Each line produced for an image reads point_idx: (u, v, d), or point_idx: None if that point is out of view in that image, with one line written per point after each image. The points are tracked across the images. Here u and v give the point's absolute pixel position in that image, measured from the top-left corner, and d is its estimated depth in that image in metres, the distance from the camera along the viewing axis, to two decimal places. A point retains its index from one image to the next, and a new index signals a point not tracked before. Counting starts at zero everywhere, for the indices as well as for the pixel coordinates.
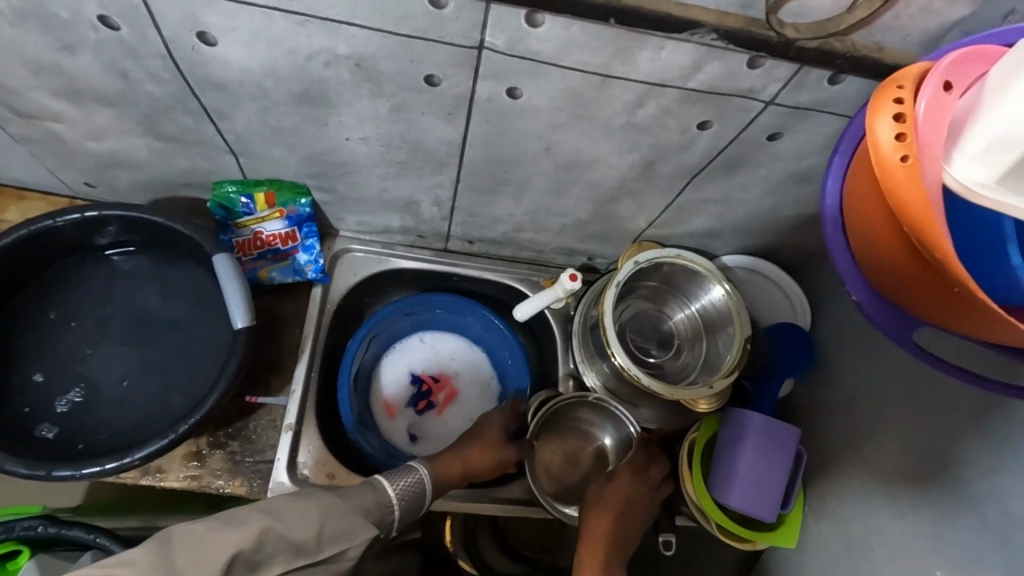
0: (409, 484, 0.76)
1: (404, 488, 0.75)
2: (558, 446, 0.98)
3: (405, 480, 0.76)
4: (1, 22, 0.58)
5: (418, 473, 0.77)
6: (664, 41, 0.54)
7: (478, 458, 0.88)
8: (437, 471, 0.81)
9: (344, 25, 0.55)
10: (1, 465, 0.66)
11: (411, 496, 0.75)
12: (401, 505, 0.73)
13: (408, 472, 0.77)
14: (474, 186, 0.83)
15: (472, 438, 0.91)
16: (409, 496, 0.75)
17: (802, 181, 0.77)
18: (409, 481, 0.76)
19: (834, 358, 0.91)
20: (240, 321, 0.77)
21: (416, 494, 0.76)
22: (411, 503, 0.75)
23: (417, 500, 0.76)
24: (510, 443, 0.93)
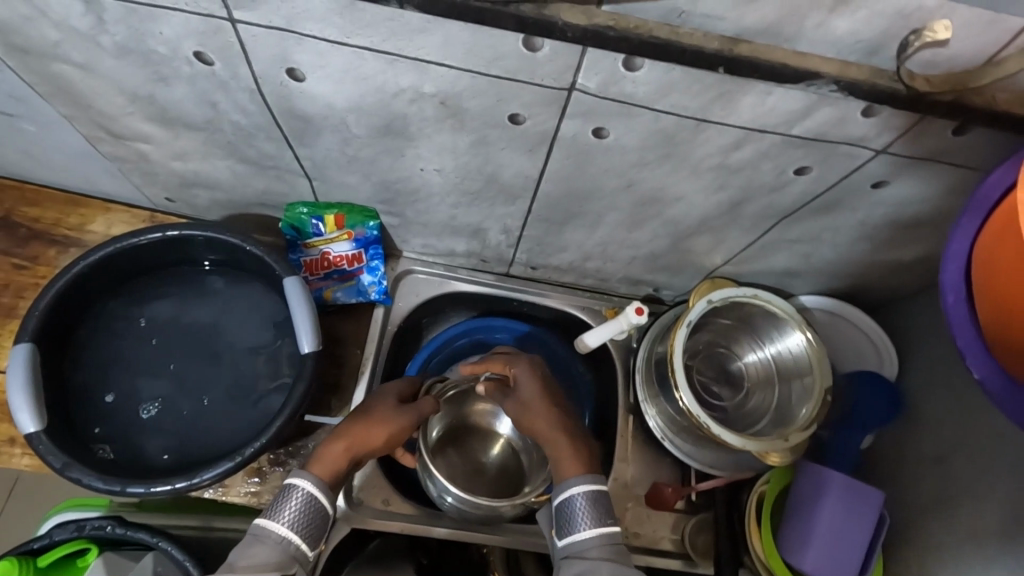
0: (299, 510, 0.61)
1: (298, 512, 0.61)
2: (451, 446, 0.92)
3: (290, 509, 0.61)
4: (104, 55, 0.60)
5: (302, 490, 0.62)
6: (771, 87, 0.50)
7: (374, 439, 0.70)
8: (327, 465, 0.66)
9: (434, 64, 0.53)
10: (79, 478, 0.68)
11: (308, 515, 0.61)
12: (302, 533, 0.60)
13: (291, 493, 0.61)
14: (544, 218, 0.80)
15: (363, 418, 0.71)
16: (306, 519, 0.61)
17: (902, 227, 0.72)
18: (299, 505, 0.61)
19: (921, 415, 0.84)
20: (307, 346, 0.77)
21: (317, 505, 0.62)
22: (312, 526, 0.61)
23: (319, 517, 0.62)
24: (406, 409, 0.74)
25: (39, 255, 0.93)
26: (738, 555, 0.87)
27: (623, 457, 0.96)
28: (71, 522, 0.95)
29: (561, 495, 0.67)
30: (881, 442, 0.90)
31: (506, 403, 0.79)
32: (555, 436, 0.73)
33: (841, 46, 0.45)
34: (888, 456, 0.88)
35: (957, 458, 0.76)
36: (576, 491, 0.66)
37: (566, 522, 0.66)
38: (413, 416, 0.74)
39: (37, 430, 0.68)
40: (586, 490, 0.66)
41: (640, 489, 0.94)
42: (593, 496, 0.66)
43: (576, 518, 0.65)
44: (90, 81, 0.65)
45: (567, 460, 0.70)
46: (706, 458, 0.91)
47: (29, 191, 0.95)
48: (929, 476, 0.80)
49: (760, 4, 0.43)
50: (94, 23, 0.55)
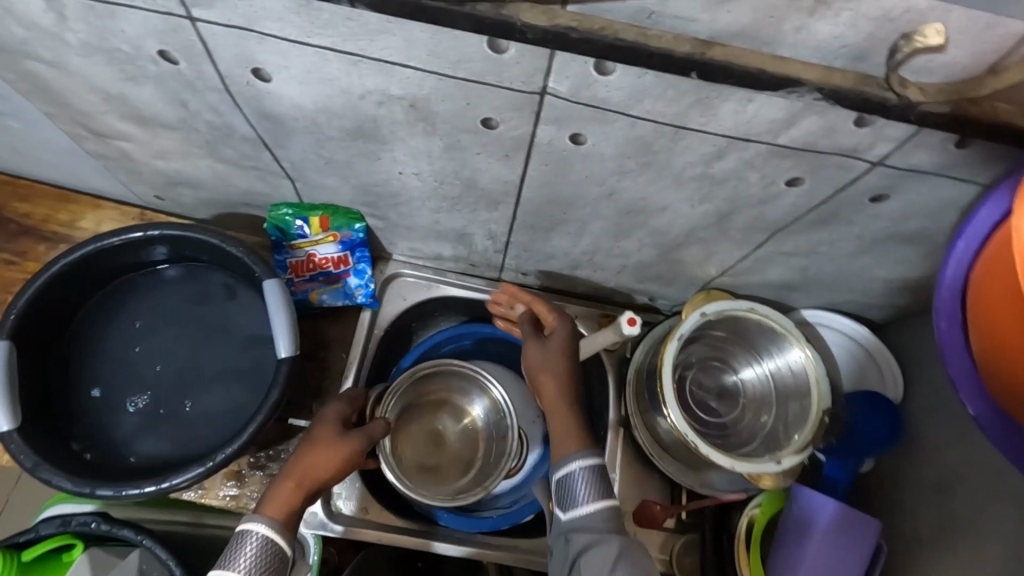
0: (257, 554, 0.60)
1: (256, 556, 0.60)
2: (414, 431, 0.89)
3: (246, 554, 0.60)
4: (72, 53, 0.59)
5: (256, 535, 0.60)
6: (752, 94, 0.47)
7: (326, 472, 0.68)
8: (280, 506, 0.64)
9: (398, 66, 0.51)
10: (49, 480, 0.67)
11: (265, 558, 0.60)
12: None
13: (246, 539, 0.60)
14: (529, 225, 0.78)
15: (306, 453, 0.69)
16: (264, 561, 0.60)
17: (906, 243, 0.67)
18: (255, 549, 0.60)
19: (924, 440, 0.79)
20: (283, 351, 0.75)
21: (276, 548, 0.61)
22: (271, 566, 0.60)
23: (277, 557, 0.61)
24: (350, 435, 0.72)
25: (29, 251, 0.93)
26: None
27: (612, 473, 0.93)
28: (58, 517, 0.94)
29: (561, 470, 0.67)
30: (882, 466, 0.85)
31: (531, 346, 0.79)
32: (566, 397, 0.74)
33: (825, 51, 0.42)
34: (888, 482, 0.83)
35: (959, 488, 0.71)
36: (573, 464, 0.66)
37: (567, 495, 0.66)
38: (363, 440, 0.72)
39: (8, 428, 0.68)
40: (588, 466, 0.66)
41: (627, 506, 0.91)
42: (594, 470, 0.66)
43: (576, 491, 0.65)
44: (63, 78, 0.65)
45: (563, 438, 0.70)
46: (696, 477, 0.88)
47: (22, 186, 0.95)
48: (931, 506, 0.75)
49: (734, 4, 0.39)
50: (56, 20, 0.54)
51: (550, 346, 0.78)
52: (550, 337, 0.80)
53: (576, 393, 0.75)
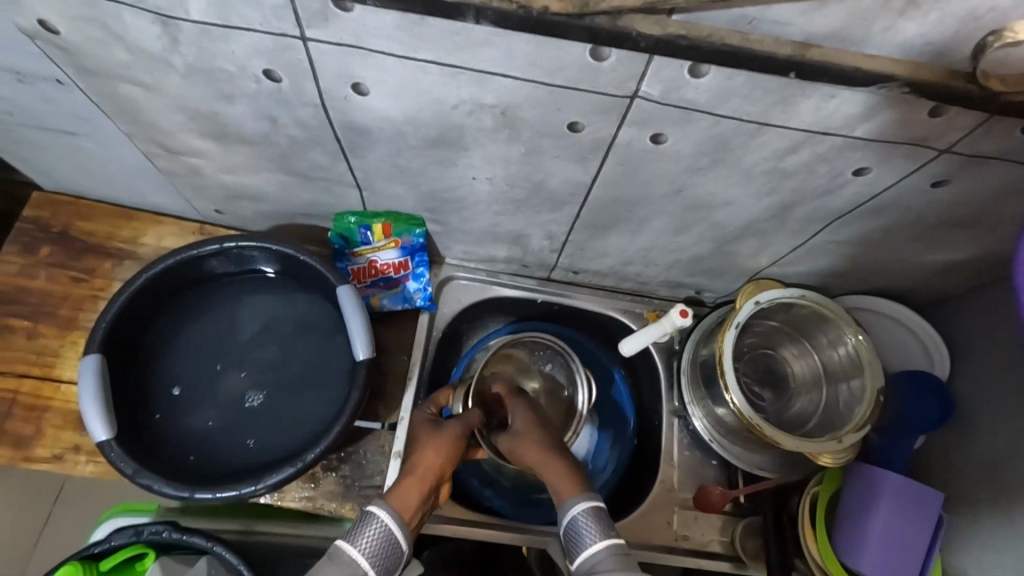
0: (377, 538, 0.62)
1: (378, 538, 0.62)
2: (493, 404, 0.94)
3: (367, 535, 0.62)
4: (172, 75, 0.62)
5: (378, 519, 0.63)
6: (834, 90, 0.51)
7: (434, 463, 0.74)
8: (400, 500, 0.67)
9: (496, 75, 0.55)
10: (149, 484, 0.69)
11: (385, 542, 0.62)
12: (374, 563, 0.61)
13: (370, 523, 0.63)
14: (591, 224, 0.81)
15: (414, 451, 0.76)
16: (380, 549, 0.62)
17: (957, 227, 0.71)
18: (376, 534, 0.62)
19: (975, 413, 0.83)
20: (361, 353, 0.78)
21: (394, 538, 0.63)
22: (389, 556, 0.62)
23: (394, 549, 0.63)
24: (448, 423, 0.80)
25: (94, 269, 0.95)
26: (788, 558, 0.86)
27: (668, 460, 0.96)
28: (129, 527, 0.96)
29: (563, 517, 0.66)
30: (933, 444, 0.89)
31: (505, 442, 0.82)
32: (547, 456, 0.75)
33: (908, 49, 0.46)
34: (941, 457, 0.87)
35: (1018, 456, 0.75)
36: (574, 511, 0.65)
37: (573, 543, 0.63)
38: (460, 426, 0.79)
39: (107, 439, 0.70)
40: (588, 507, 0.65)
41: (685, 493, 0.95)
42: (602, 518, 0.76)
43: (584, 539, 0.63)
44: (155, 100, 0.68)
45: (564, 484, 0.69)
46: (754, 460, 0.92)
47: (84, 206, 0.98)
48: (989, 476, 0.79)
49: (831, 10, 0.43)
50: (166, 45, 0.57)
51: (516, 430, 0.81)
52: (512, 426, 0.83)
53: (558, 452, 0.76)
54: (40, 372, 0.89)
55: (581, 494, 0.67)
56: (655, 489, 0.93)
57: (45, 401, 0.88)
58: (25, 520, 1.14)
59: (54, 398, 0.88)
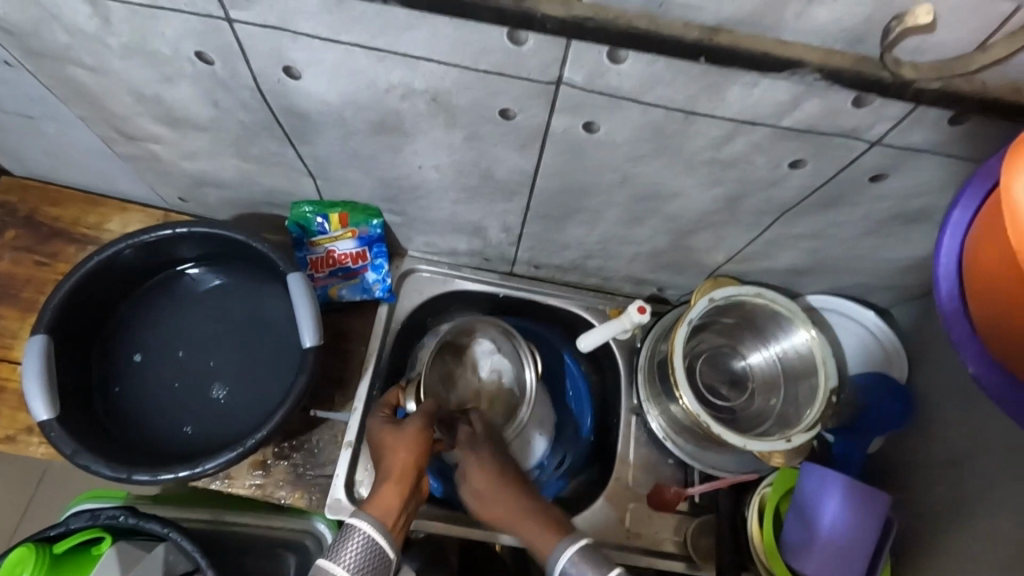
0: (361, 551, 0.61)
1: (362, 553, 0.61)
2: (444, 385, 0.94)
3: (350, 550, 0.60)
4: (112, 56, 0.63)
5: (361, 531, 0.61)
6: (757, 78, 0.50)
7: (409, 462, 0.70)
8: (381, 507, 0.65)
9: (422, 60, 0.55)
10: (87, 465, 0.70)
11: (370, 554, 0.61)
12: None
13: (353, 538, 0.61)
14: (543, 215, 0.81)
15: (384, 454, 0.71)
16: (368, 560, 0.61)
17: (905, 223, 0.70)
18: (360, 546, 0.61)
19: (931, 415, 0.82)
20: (308, 340, 0.78)
21: (381, 547, 0.62)
22: (375, 565, 0.61)
23: (380, 558, 0.62)
24: (412, 417, 0.74)
25: (60, 253, 0.95)
26: (740, 560, 0.85)
27: (625, 457, 0.95)
28: (87, 511, 0.94)
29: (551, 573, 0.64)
30: (891, 445, 0.88)
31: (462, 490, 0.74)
32: (514, 498, 0.69)
33: (823, 36, 0.45)
34: (899, 458, 0.86)
35: (968, 460, 0.74)
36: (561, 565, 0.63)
37: None
38: (425, 419, 0.74)
39: (49, 418, 0.71)
40: (570, 554, 0.63)
41: (641, 490, 0.94)
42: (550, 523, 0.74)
43: None
44: (102, 83, 0.68)
45: (534, 531, 0.66)
46: (709, 459, 0.91)
47: (51, 191, 0.98)
48: (942, 479, 0.78)
49: None
50: (101, 25, 0.58)
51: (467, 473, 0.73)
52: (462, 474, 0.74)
53: (523, 488, 0.71)
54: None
55: (564, 541, 0.64)
56: (608, 486, 0.92)
57: (3, 381, 0.88)
58: (9, 496, 1.20)
59: (11, 379, 0.89)
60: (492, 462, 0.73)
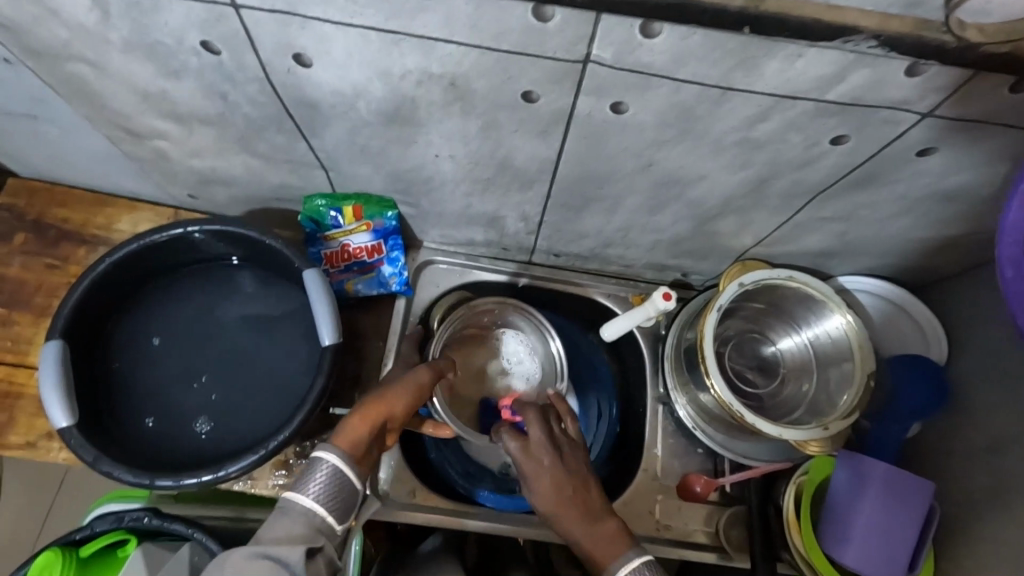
0: (327, 482, 0.57)
1: (327, 483, 0.57)
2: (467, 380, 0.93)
3: (317, 481, 0.57)
4: (113, 51, 0.61)
5: (327, 463, 0.58)
6: (801, 49, 0.47)
7: (396, 398, 0.67)
8: (350, 440, 0.61)
9: (439, 42, 0.52)
10: (110, 472, 0.68)
11: (333, 485, 0.58)
12: (328, 508, 0.57)
13: (319, 468, 0.58)
14: (563, 204, 0.78)
15: (372, 390, 0.67)
16: (332, 491, 0.58)
17: (949, 199, 0.67)
18: (326, 478, 0.57)
19: (973, 398, 0.78)
20: (327, 338, 0.76)
21: (346, 479, 0.58)
22: (338, 498, 0.58)
23: (345, 490, 0.58)
24: (416, 372, 0.71)
25: (70, 255, 0.94)
26: (775, 550, 0.82)
27: (651, 448, 0.93)
28: (110, 513, 0.87)
29: None
30: (928, 430, 0.85)
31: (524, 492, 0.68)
32: (580, 514, 0.65)
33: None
34: (937, 443, 0.83)
35: (1013, 445, 0.71)
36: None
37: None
38: (420, 377, 0.70)
39: (67, 424, 0.69)
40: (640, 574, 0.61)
41: (669, 481, 0.91)
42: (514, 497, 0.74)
43: None
44: (104, 80, 0.66)
45: (603, 547, 0.64)
46: (739, 448, 0.89)
47: (58, 193, 0.96)
48: (984, 464, 0.75)
49: None
50: (101, 18, 0.56)
51: (534, 472, 0.67)
52: (525, 477, 0.68)
53: (582, 482, 0.67)
54: (13, 360, 0.89)
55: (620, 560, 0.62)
56: (636, 477, 0.90)
57: (20, 389, 0.87)
58: (34, 499, 1.20)
59: (27, 386, 0.87)
60: (555, 465, 0.68)
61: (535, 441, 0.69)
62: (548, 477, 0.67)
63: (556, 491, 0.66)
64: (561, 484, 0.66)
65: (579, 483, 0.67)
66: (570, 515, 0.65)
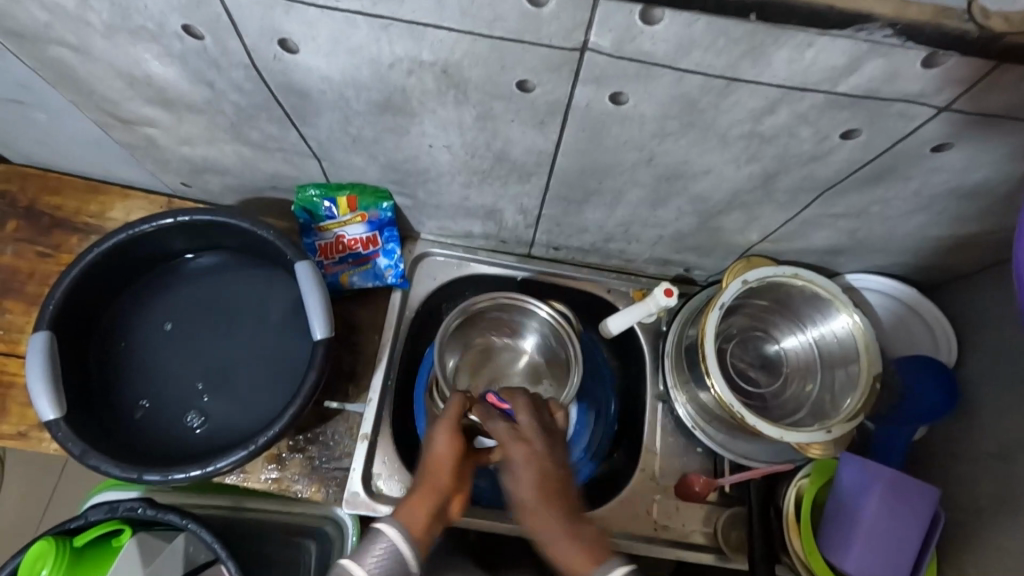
0: (386, 557, 0.53)
1: (387, 563, 0.52)
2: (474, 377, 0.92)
3: (375, 555, 0.52)
4: (94, 34, 0.59)
5: (386, 540, 0.53)
6: (812, 38, 0.44)
7: (446, 467, 0.61)
8: (409, 516, 0.57)
9: (430, 28, 0.49)
10: (97, 466, 0.67)
11: (394, 565, 0.53)
12: None
13: (378, 541, 0.53)
14: (563, 197, 0.75)
15: (427, 454, 0.63)
16: (390, 571, 0.52)
17: (964, 197, 0.64)
18: (385, 552, 0.53)
19: (983, 402, 0.76)
20: (319, 333, 0.74)
21: (403, 557, 0.53)
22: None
23: (404, 573, 0.53)
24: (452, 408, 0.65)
25: (62, 244, 0.92)
26: (774, 552, 0.81)
27: (650, 446, 0.91)
28: (105, 503, 0.82)
29: None
30: (936, 434, 0.83)
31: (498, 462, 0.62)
32: (553, 508, 0.57)
33: None
34: (944, 447, 0.80)
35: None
36: None
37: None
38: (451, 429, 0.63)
39: (55, 418, 0.68)
40: None
41: (667, 481, 0.89)
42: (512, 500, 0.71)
43: None
44: (89, 65, 0.64)
45: (564, 544, 0.55)
46: (741, 449, 0.87)
47: (50, 179, 0.95)
48: (993, 471, 0.72)
49: None
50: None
51: (512, 446, 0.61)
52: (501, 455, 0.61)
53: (562, 466, 0.60)
54: (6, 350, 0.88)
55: (602, 568, 0.54)
56: (634, 476, 0.88)
57: (11, 379, 0.86)
58: (35, 486, 1.21)
59: (19, 375, 0.86)
60: (544, 456, 0.60)
61: (522, 424, 0.63)
62: (533, 469, 0.59)
63: (536, 481, 0.58)
64: (547, 480, 0.58)
65: (559, 467, 0.60)
66: (539, 511, 0.57)
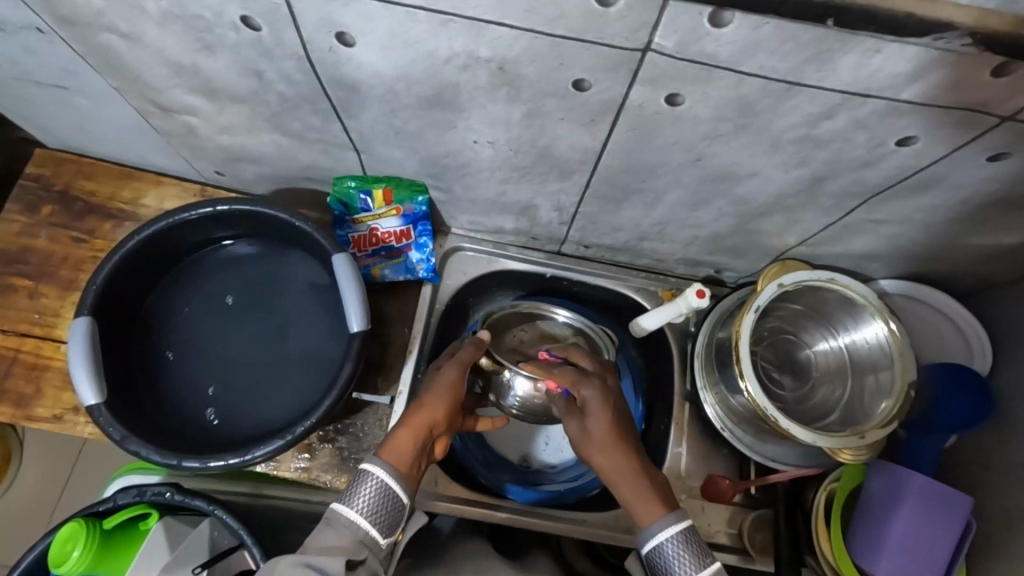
0: (373, 496, 0.57)
1: (375, 497, 0.57)
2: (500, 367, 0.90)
3: (365, 494, 0.57)
4: (148, 22, 0.59)
5: (375, 476, 0.58)
6: (881, 44, 0.44)
7: (441, 406, 0.67)
8: (396, 453, 0.61)
9: (491, 25, 0.49)
10: (137, 451, 0.68)
11: (383, 498, 0.57)
12: (373, 521, 0.56)
13: (366, 480, 0.57)
14: (602, 195, 0.75)
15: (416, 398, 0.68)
16: (379, 505, 0.57)
17: (1013, 206, 0.63)
18: (373, 491, 0.57)
19: (1018, 411, 0.76)
20: (355, 325, 0.74)
21: (393, 494, 0.58)
22: (387, 512, 0.57)
23: (393, 503, 0.58)
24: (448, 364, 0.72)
25: (96, 229, 0.93)
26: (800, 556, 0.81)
27: (677, 446, 0.91)
28: (133, 487, 0.82)
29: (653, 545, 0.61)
30: (967, 441, 0.82)
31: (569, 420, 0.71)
32: (626, 459, 0.66)
33: None
34: (976, 455, 0.80)
35: None
36: (665, 538, 0.61)
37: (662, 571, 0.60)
38: (458, 367, 0.71)
39: (96, 402, 0.69)
40: (676, 532, 0.61)
41: (694, 481, 0.90)
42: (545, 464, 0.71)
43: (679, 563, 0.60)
44: (137, 52, 0.64)
45: (642, 499, 0.64)
46: (770, 452, 0.86)
47: (85, 164, 0.95)
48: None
49: None
50: None
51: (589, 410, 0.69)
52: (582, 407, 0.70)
53: (628, 426, 0.70)
54: (40, 333, 0.88)
55: (669, 514, 0.62)
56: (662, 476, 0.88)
57: (46, 362, 0.87)
58: (56, 463, 1.22)
59: (54, 358, 0.87)
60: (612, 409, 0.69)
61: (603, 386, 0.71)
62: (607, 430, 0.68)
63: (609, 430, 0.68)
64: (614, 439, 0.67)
65: (628, 429, 0.69)
66: (619, 464, 0.66)
